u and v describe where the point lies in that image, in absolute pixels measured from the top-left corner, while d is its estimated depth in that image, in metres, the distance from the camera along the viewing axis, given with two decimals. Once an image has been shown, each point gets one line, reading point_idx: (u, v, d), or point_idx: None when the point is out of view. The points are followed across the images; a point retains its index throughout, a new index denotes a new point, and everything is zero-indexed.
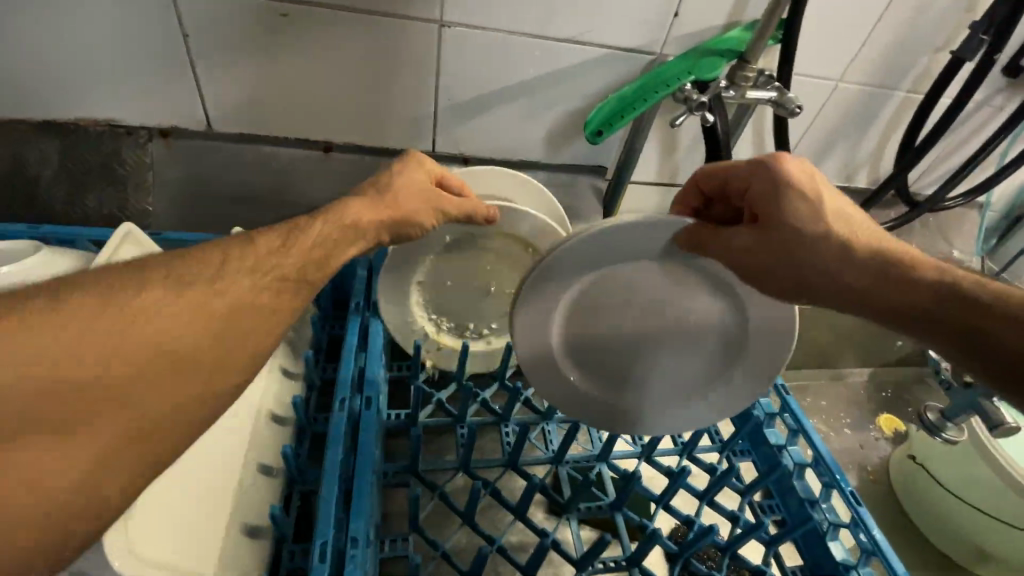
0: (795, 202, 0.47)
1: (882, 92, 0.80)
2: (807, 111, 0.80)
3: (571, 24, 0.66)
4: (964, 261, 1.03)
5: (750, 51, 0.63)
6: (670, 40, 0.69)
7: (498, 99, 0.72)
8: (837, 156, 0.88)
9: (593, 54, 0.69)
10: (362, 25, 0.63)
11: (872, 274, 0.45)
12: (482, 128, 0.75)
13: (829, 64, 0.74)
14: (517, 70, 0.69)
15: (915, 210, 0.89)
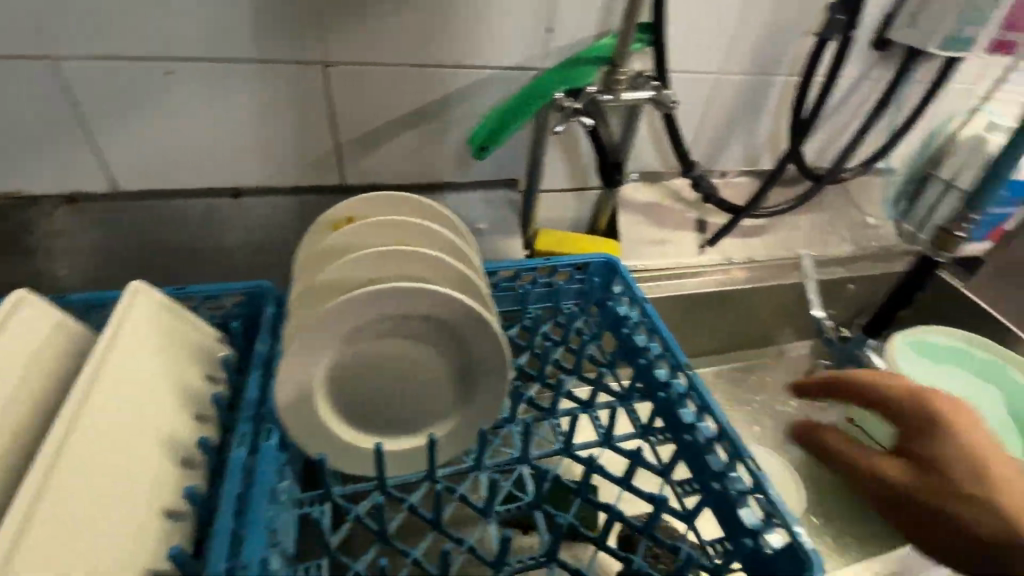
0: None
1: (762, 79, 0.85)
2: (696, 104, 0.85)
3: (451, 50, 0.70)
4: (878, 226, 1.08)
5: (616, 56, 0.67)
6: (550, 53, 0.72)
7: (397, 127, 0.75)
8: (736, 143, 0.93)
9: (479, 75, 0.73)
10: (248, 73, 0.66)
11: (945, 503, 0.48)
12: (387, 157, 0.78)
13: (704, 58, 0.79)
14: (410, 97, 0.72)
15: (816, 184, 0.93)
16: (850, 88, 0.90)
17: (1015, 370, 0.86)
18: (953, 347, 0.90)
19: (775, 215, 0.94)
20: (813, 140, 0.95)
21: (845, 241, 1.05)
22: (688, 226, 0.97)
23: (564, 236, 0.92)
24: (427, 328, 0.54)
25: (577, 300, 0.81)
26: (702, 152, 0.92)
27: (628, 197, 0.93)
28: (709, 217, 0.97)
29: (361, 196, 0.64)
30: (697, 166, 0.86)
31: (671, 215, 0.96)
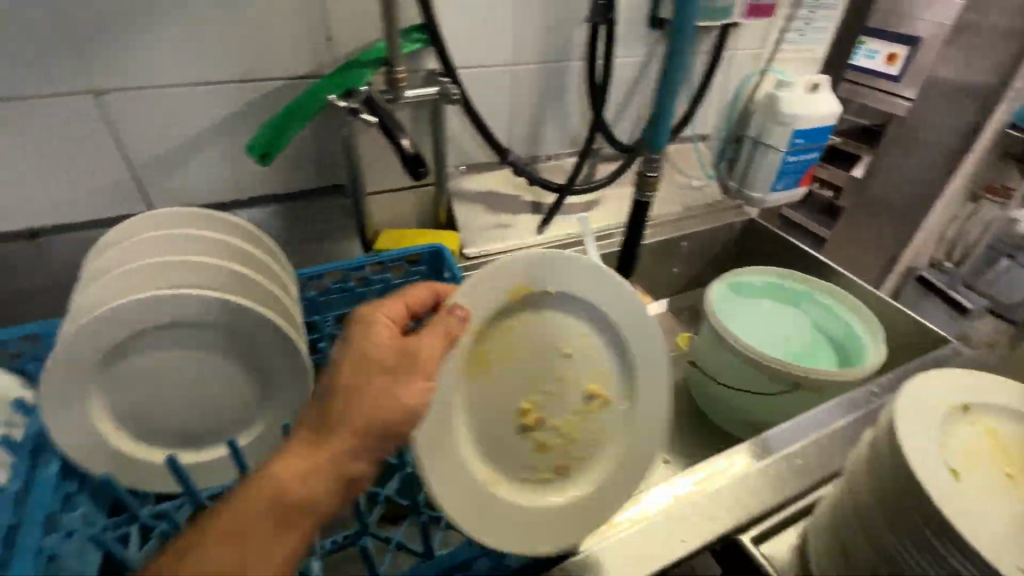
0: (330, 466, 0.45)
1: (556, 65, 0.92)
2: (501, 94, 0.91)
3: (230, 66, 0.71)
4: (704, 186, 1.19)
5: (389, 57, 0.71)
6: (335, 60, 0.76)
7: (195, 147, 0.75)
8: (552, 126, 0.99)
9: (267, 89, 0.75)
10: (10, 112, 0.64)
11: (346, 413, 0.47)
12: (194, 178, 0.78)
13: (494, 52, 0.85)
14: (203, 113, 0.73)
15: (630, 155, 1.02)
16: (641, 69, 0.99)
17: (819, 295, 0.98)
18: (770, 284, 1.01)
19: (600, 187, 1.01)
20: (623, 115, 1.04)
21: (675, 204, 1.14)
22: (524, 209, 1.03)
23: (404, 234, 0.95)
24: (209, 342, 0.59)
25: (415, 293, 0.85)
26: (521, 138, 0.98)
27: (461, 189, 0.98)
28: (543, 198, 1.04)
29: (143, 214, 0.64)
30: (511, 152, 0.92)
31: (508, 202, 1.01)
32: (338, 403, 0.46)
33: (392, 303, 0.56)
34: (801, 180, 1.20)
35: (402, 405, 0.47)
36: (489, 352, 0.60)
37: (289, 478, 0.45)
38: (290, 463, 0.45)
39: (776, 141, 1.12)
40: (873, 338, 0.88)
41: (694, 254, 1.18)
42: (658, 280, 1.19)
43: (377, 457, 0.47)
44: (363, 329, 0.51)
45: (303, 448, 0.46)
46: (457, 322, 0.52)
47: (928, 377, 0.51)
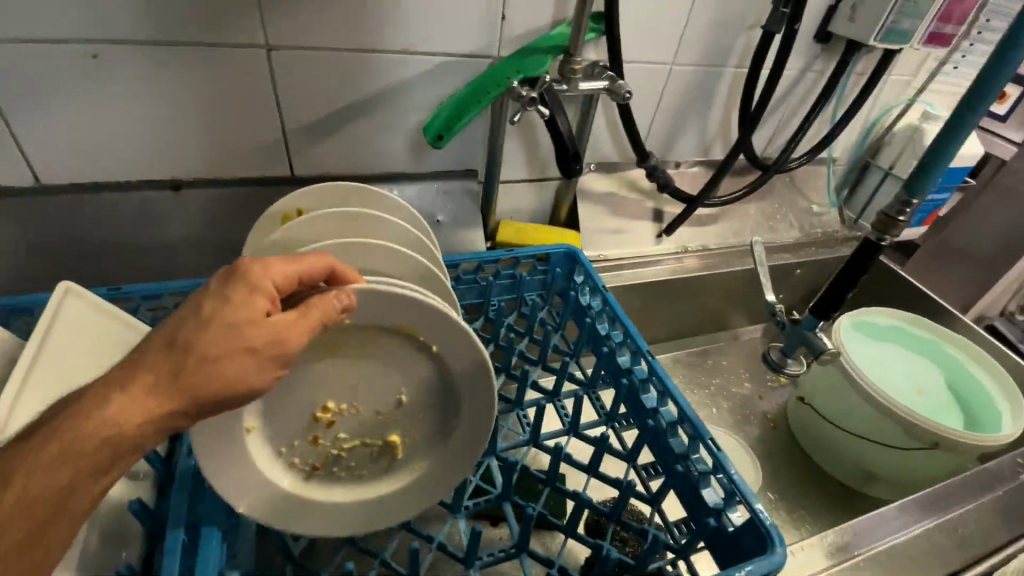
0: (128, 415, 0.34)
1: (712, 70, 0.87)
2: (650, 95, 0.86)
3: (403, 35, 0.68)
4: (823, 213, 1.13)
5: (571, 45, 0.67)
6: (504, 41, 0.72)
7: (348, 115, 0.72)
8: (690, 132, 0.95)
9: (431, 62, 0.71)
10: (184, 56, 0.61)
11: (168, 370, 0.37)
12: (339, 147, 0.75)
13: (658, 49, 0.81)
14: (365, 82, 0.70)
15: (765, 173, 0.97)
16: (792, 84, 0.94)
17: (948, 346, 0.93)
18: (894, 328, 0.96)
19: (728, 203, 0.97)
20: (761, 131, 0.99)
21: (793, 228, 1.09)
22: (645, 215, 0.98)
23: (524, 227, 0.92)
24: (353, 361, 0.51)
25: (540, 290, 0.81)
26: (657, 142, 0.94)
27: (586, 188, 0.94)
28: (665, 206, 0.99)
29: (314, 184, 0.61)
30: (651, 157, 0.88)
31: (630, 207, 0.97)
32: (177, 358, 0.36)
33: (282, 264, 0.43)
34: (926, 220, 1.14)
35: (240, 381, 0.38)
36: (342, 343, 0.50)
37: (123, 416, 0.34)
38: (125, 401, 0.35)
39: (912, 176, 1.06)
40: (1009, 404, 0.84)
41: (801, 282, 1.13)
42: (759, 304, 1.14)
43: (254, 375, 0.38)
44: (239, 291, 0.40)
45: (158, 386, 0.36)
46: (336, 311, 0.42)
47: None
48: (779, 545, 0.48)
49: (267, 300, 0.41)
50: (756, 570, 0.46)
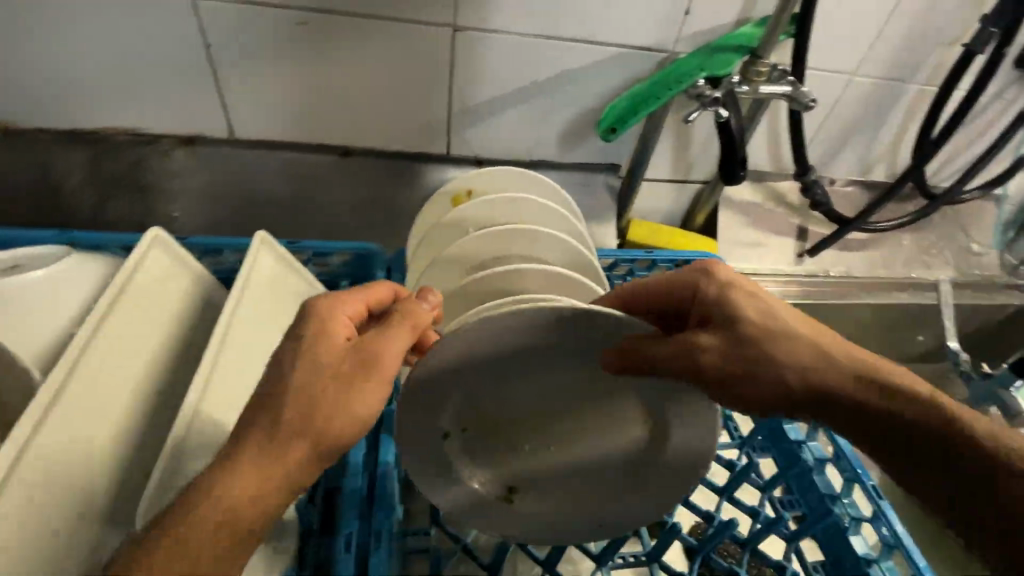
0: (253, 479, 0.37)
1: (895, 86, 0.80)
2: (820, 105, 0.80)
3: (583, 24, 0.67)
4: (983, 254, 1.02)
5: (761, 46, 0.63)
6: (682, 38, 0.69)
7: (513, 100, 0.73)
8: (854, 150, 0.88)
9: (603, 54, 0.70)
10: (376, 32, 0.64)
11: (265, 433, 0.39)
12: (496, 131, 0.76)
13: (841, 58, 0.75)
14: (537, 68, 0.70)
15: (933, 203, 0.88)
16: (981, 108, 0.85)
17: None
18: None
19: (884, 231, 0.89)
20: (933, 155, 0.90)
21: (949, 266, 0.99)
22: (789, 231, 0.92)
23: (657, 229, 0.89)
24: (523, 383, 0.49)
25: None
26: (814, 156, 0.87)
27: (728, 197, 0.90)
28: (811, 224, 0.92)
29: (486, 168, 0.61)
30: (811, 172, 0.82)
31: (773, 222, 0.91)
32: (276, 411, 0.39)
33: (352, 302, 0.45)
34: None
35: (347, 417, 0.40)
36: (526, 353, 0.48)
37: (250, 486, 0.37)
38: (247, 471, 0.37)
39: None
40: None
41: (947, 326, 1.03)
42: (896, 344, 1.05)
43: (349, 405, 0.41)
44: (314, 330, 0.42)
45: (266, 450, 0.38)
46: (423, 313, 0.46)
47: None
48: None
49: (347, 337, 0.43)
50: None
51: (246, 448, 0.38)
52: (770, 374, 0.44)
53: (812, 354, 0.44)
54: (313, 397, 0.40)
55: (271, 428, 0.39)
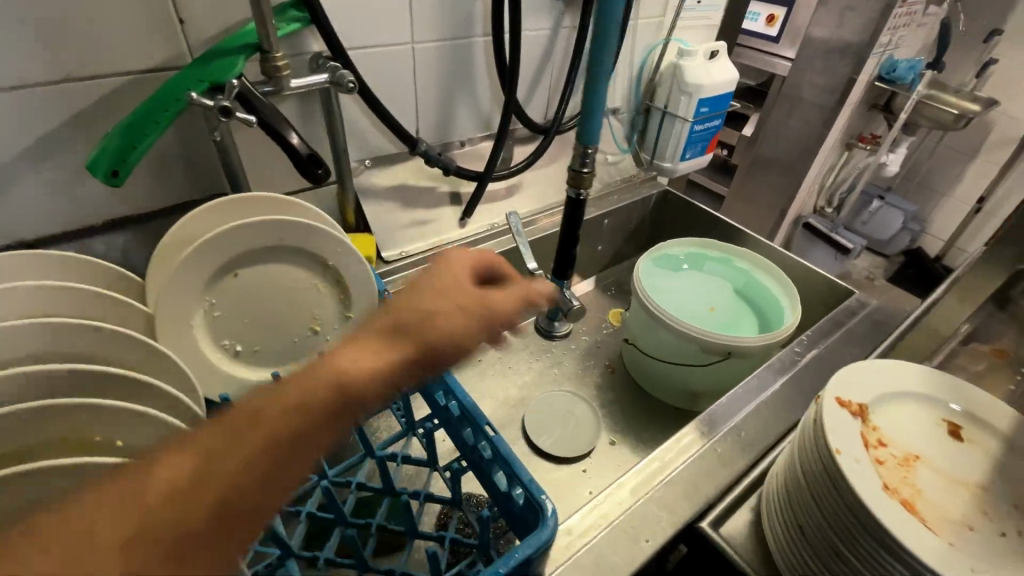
0: (309, 435, 0.33)
1: (460, 42, 0.84)
2: (401, 78, 0.82)
3: (56, 60, 0.57)
4: (618, 161, 1.18)
5: (263, 42, 0.60)
6: (196, 49, 0.63)
7: (19, 167, 0.60)
8: (461, 110, 0.93)
9: (110, 87, 0.61)
10: None
11: (282, 404, 0.33)
12: (26, 207, 0.62)
13: (388, 29, 0.76)
14: (28, 123, 0.58)
15: (546, 134, 0.98)
16: (547, 43, 0.95)
17: (737, 259, 1.02)
18: (691, 255, 1.03)
19: (518, 172, 0.98)
20: (535, 95, 0.99)
21: (594, 181, 1.14)
22: (443, 201, 0.95)
23: None
24: None
25: None
26: (430, 126, 0.91)
27: (369, 187, 0.87)
28: (461, 187, 0.97)
29: None
30: (420, 142, 0.84)
31: (424, 196, 0.93)
32: (306, 406, 0.33)
33: (461, 257, 0.50)
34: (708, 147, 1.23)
35: (358, 376, 0.35)
36: None
37: (231, 464, 0.30)
38: (235, 462, 0.30)
39: (684, 110, 1.13)
40: (790, 298, 0.92)
41: (614, 229, 1.18)
42: (584, 259, 1.18)
43: (380, 356, 0.37)
44: (443, 279, 0.46)
45: (310, 423, 0.33)
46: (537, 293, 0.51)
47: (865, 369, 0.52)
48: (549, 514, 0.47)
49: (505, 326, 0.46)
50: (528, 550, 0.45)
51: (248, 435, 0.32)
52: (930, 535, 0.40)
53: (361, 370, 0.36)
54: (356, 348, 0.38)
55: (205, 434, 0.32)
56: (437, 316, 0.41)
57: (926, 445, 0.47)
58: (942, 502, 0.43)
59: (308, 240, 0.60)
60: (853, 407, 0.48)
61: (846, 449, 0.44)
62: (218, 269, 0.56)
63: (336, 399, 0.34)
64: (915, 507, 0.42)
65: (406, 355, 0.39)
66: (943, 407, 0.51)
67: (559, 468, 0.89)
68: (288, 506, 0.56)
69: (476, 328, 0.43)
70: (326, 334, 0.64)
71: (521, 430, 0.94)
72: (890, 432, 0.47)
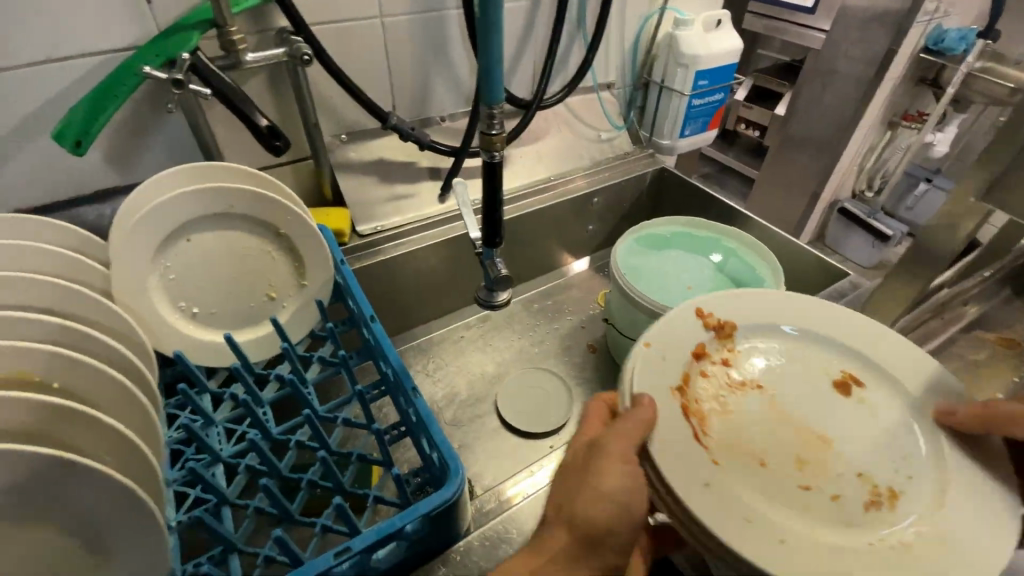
0: None
1: (432, 16, 0.84)
2: (372, 53, 0.83)
3: (31, 40, 0.61)
4: (612, 137, 1.15)
5: (216, 17, 0.62)
6: (163, 27, 0.66)
7: (8, 141, 0.66)
8: (440, 85, 0.93)
9: (84, 65, 0.65)
10: None
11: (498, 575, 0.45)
12: (15, 178, 0.68)
13: (355, 4, 0.77)
14: (10, 100, 0.63)
15: (528, 111, 0.96)
16: (527, 15, 0.93)
17: (726, 239, 0.98)
18: (678, 233, 1.00)
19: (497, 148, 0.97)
20: (517, 68, 0.98)
21: (584, 158, 1.12)
22: (421, 176, 0.96)
23: None
24: None
25: None
26: (407, 102, 0.91)
27: (346, 162, 0.90)
28: (441, 163, 0.98)
29: None
30: (391, 117, 0.85)
31: (402, 172, 0.94)
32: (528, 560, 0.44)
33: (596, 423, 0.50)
34: (709, 123, 1.18)
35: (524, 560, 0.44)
36: (35, 430, 0.43)
37: None
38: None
39: (680, 83, 1.09)
40: (776, 279, 0.88)
41: (606, 207, 1.15)
42: (574, 237, 1.16)
43: (589, 564, 0.44)
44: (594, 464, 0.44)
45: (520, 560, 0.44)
46: (648, 408, 0.43)
47: (768, 294, 0.56)
48: (456, 474, 0.48)
49: (641, 435, 0.42)
50: (428, 506, 0.46)
51: None
52: (626, 475, 0.43)
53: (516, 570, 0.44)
54: (581, 517, 0.44)
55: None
56: (600, 495, 0.43)
57: (788, 387, 0.50)
58: (750, 449, 0.45)
59: (259, 209, 0.62)
60: (713, 324, 0.53)
61: (659, 346, 0.50)
62: (171, 232, 0.60)
63: (571, 545, 0.44)
64: (706, 425, 0.46)
65: (599, 498, 0.43)
66: (851, 359, 0.52)
67: (527, 443, 0.89)
68: (233, 457, 0.60)
69: (621, 476, 0.43)
70: (283, 300, 0.67)
71: (494, 405, 0.95)
72: (743, 359, 0.52)
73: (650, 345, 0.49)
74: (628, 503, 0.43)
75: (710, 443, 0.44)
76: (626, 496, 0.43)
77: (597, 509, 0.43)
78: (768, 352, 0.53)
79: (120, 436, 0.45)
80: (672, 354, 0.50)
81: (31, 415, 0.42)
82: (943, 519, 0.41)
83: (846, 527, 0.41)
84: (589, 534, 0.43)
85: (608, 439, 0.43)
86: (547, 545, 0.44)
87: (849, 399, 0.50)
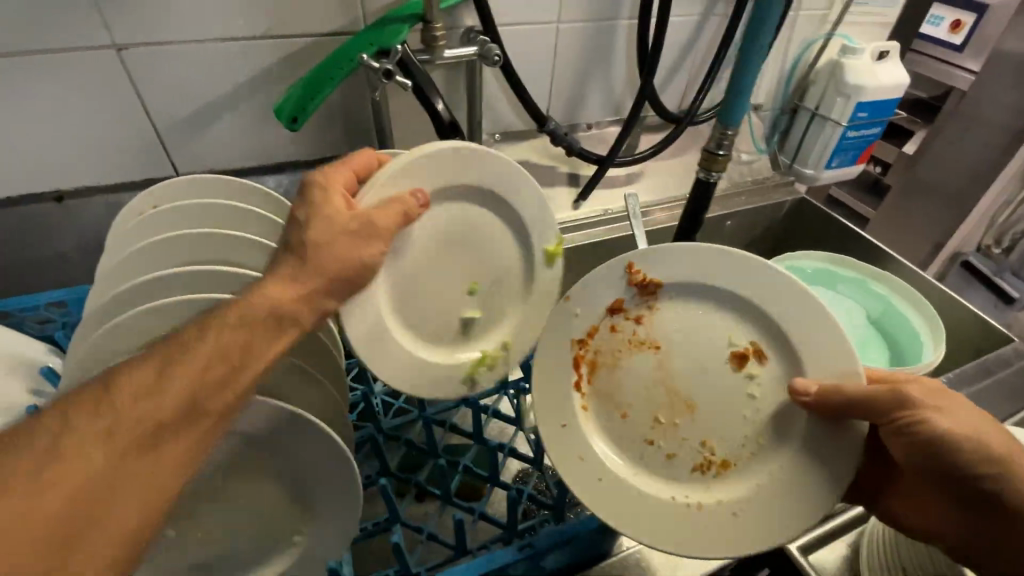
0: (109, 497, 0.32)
1: (604, 24, 0.85)
2: (542, 56, 0.84)
3: (260, 19, 0.66)
4: (751, 161, 1.11)
5: (426, 13, 0.65)
6: (368, 16, 0.70)
7: (219, 109, 0.72)
8: (594, 93, 0.93)
9: (297, 46, 0.70)
10: (40, 69, 0.61)
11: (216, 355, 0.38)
12: (217, 144, 0.75)
13: (538, 8, 0.79)
14: (231, 73, 0.69)
15: (677, 126, 0.95)
16: (694, 30, 0.92)
17: (876, 283, 0.91)
18: (820, 270, 0.95)
19: (642, 161, 0.96)
20: (673, 83, 0.97)
21: (720, 179, 1.08)
22: (561, 180, 0.97)
23: None
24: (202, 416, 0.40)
25: None
26: (562, 107, 0.93)
27: (495, 159, 0.92)
28: (581, 170, 0.98)
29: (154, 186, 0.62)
30: (550, 121, 0.86)
31: (544, 174, 0.95)
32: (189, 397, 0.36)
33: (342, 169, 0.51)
34: (859, 157, 1.12)
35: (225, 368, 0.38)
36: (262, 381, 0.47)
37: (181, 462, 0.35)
38: (162, 396, 0.35)
39: (838, 113, 1.03)
40: (935, 335, 0.81)
41: (734, 233, 1.12)
42: None
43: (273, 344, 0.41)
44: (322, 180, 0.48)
45: (204, 384, 0.37)
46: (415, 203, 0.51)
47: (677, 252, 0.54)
48: None
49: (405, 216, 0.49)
50: None
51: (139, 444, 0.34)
52: (342, 255, 0.45)
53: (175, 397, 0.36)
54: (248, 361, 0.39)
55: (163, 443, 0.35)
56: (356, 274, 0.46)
57: (706, 342, 0.55)
58: (648, 405, 0.57)
59: None
60: (637, 281, 0.56)
61: (577, 303, 0.57)
62: None
63: (248, 335, 0.39)
64: (593, 375, 0.59)
65: (238, 346, 0.39)
66: (755, 330, 0.53)
67: None
68: (392, 432, 0.63)
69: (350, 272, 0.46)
70: None
71: None
72: (656, 321, 0.57)
73: (574, 313, 0.57)
74: (326, 267, 0.44)
75: (588, 394, 0.59)
76: (232, 361, 0.38)
77: (345, 262, 0.46)
78: (676, 321, 0.56)
79: (326, 393, 0.49)
80: (604, 289, 0.57)
81: (263, 365, 0.47)
82: (694, 523, 0.53)
83: (661, 478, 0.56)
84: (225, 373, 0.38)
85: (382, 216, 0.48)
86: (189, 392, 0.37)
87: (740, 370, 0.54)
